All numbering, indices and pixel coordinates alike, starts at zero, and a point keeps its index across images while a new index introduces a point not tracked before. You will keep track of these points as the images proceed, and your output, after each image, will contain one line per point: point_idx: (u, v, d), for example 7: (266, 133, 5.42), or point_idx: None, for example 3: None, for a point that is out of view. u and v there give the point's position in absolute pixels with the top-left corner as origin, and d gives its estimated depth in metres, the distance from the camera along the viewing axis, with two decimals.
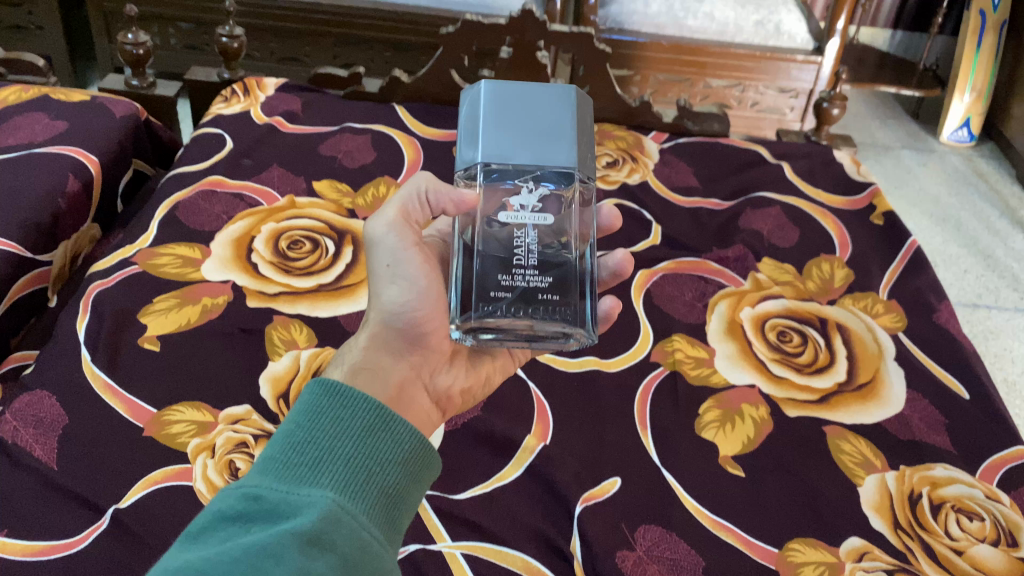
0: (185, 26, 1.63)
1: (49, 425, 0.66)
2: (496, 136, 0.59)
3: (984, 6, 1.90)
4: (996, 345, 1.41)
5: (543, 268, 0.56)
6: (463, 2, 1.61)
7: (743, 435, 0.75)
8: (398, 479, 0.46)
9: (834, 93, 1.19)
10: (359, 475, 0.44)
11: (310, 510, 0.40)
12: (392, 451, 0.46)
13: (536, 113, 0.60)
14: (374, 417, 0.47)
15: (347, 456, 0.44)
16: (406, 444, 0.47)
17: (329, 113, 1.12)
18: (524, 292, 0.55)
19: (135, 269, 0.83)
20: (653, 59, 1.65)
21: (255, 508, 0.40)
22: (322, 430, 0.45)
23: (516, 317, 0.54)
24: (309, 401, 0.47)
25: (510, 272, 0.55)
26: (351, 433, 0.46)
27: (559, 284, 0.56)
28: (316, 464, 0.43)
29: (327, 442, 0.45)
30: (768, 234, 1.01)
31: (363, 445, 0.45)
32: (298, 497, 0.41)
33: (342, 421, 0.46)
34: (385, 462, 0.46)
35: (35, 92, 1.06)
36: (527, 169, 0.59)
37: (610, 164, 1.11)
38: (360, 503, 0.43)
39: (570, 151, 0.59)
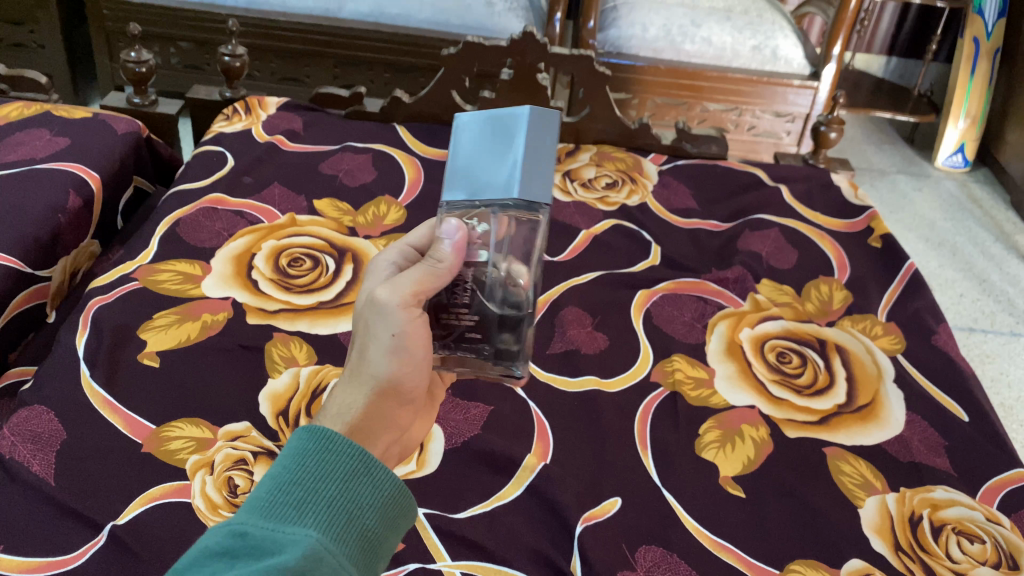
0: (186, 46, 1.64)
1: (47, 441, 0.66)
2: (465, 174, 0.58)
3: (978, 34, 1.91)
4: (993, 369, 1.41)
5: (480, 304, 0.58)
6: (463, 24, 1.63)
7: (743, 456, 0.75)
8: (379, 524, 0.44)
9: (832, 117, 1.21)
10: (340, 518, 0.43)
11: (291, 549, 0.39)
12: (378, 492, 0.45)
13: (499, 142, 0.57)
14: (358, 460, 0.45)
15: (329, 498, 0.43)
16: (388, 489, 0.46)
17: (330, 133, 1.12)
18: (460, 331, 0.58)
19: (135, 285, 0.82)
20: (651, 83, 1.66)
21: (239, 545, 0.39)
22: (308, 470, 0.44)
23: (450, 352, 0.59)
24: (295, 443, 0.46)
25: (449, 311, 0.58)
26: (334, 475, 0.44)
27: (496, 321, 0.58)
28: (299, 505, 0.42)
29: (311, 483, 0.43)
30: (767, 256, 1.02)
31: (345, 487, 0.44)
32: (280, 536, 0.40)
33: (327, 462, 0.45)
34: (367, 506, 0.44)
35: (36, 109, 1.06)
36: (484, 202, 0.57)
37: (609, 186, 1.12)
38: (341, 546, 0.42)
39: (525, 180, 0.56)
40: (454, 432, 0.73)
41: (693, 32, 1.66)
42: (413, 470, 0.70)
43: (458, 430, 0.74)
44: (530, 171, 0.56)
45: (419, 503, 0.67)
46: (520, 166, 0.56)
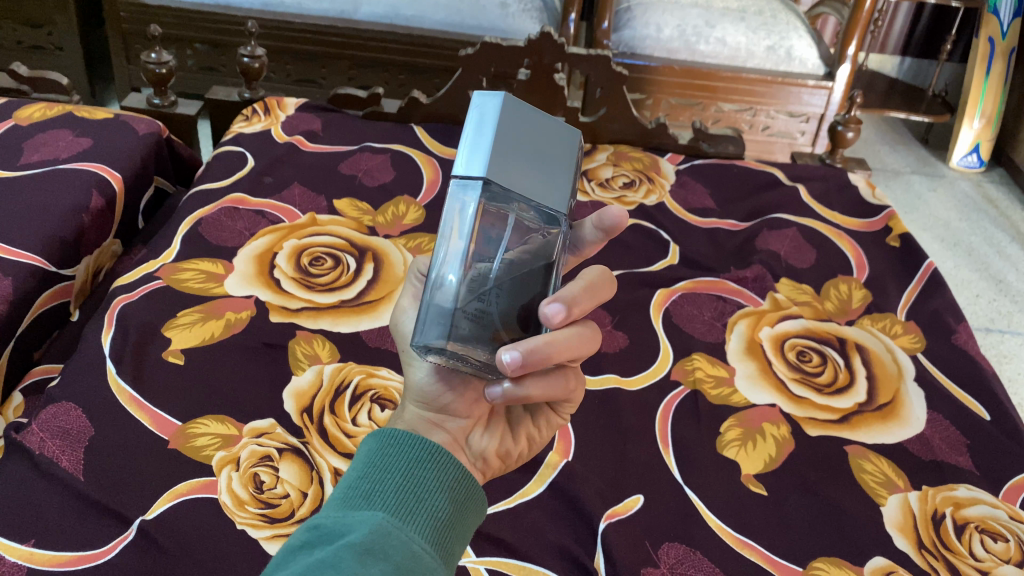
0: (203, 48, 1.66)
1: (75, 436, 0.66)
2: None
3: (993, 34, 1.91)
4: (1010, 369, 1.41)
5: None
6: (479, 25, 1.64)
7: (765, 454, 0.75)
8: (447, 506, 0.45)
9: (849, 116, 1.21)
10: (407, 501, 0.43)
11: (360, 527, 0.40)
12: (441, 477, 0.46)
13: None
14: (419, 452, 0.46)
15: (394, 485, 0.44)
16: (453, 474, 0.46)
17: (349, 133, 1.13)
18: None
19: (159, 283, 0.83)
20: (666, 83, 1.66)
21: (313, 534, 0.40)
22: (373, 465, 0.45)
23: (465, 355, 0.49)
24: (361, 448, 0.47)
25: None
26: (398, 465, 0.45)
27: None
28: (367, 494, 0.43)
29: (378, 474, 0.44)
30: (785, 255, 1.02)
31: (409, 475, 0.45)
32: (349, 518, 0.41)
33: (390, 456, 0.46)
34: (433, 490, 0.45)
35: (59, 110, 1.07)
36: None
37: (626, 185, 1.12)
38: (413, 524, 0.42)
39: None
40: None
41: (708, 32, 1.66)
42: None
43: None
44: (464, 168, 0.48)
45: None
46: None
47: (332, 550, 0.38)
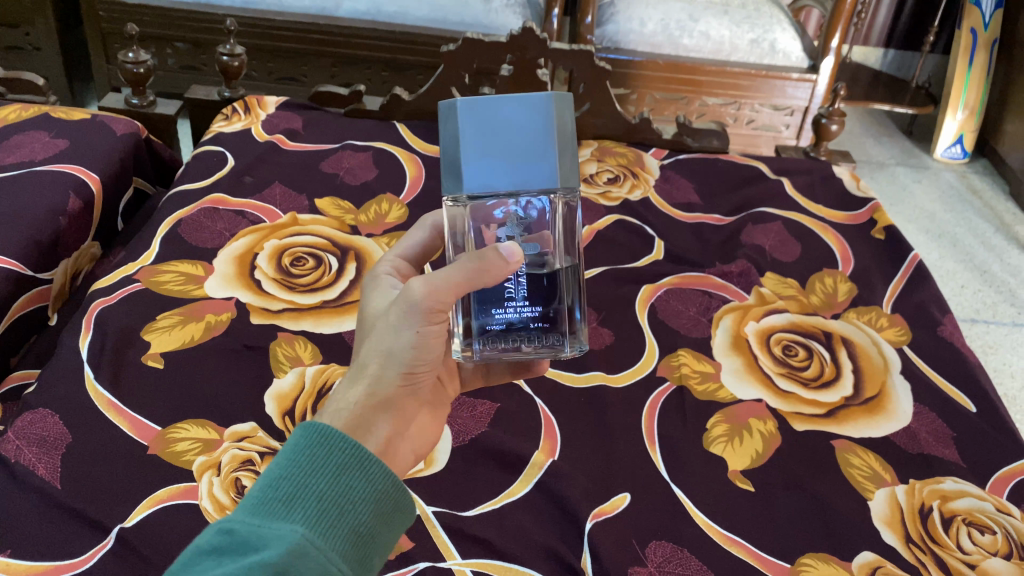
0: (183, 47, 1.64)
1: (52, 443, 0.65)
2: (483, 165, 0.54)
3: (975, 25, 1.92)
4: (996, 359, 1.41)
5: (531, 295, 0.57)
6: (461, 21, 1.63)
7: (751, 449, 0.75)
8: (371, 519, 0.44)
9: (833, 109, 1.20)
10: (330, 512, 0.42)
11: (277, 544, 0.40)
12: (367, 489, 0.44)
13: (507, 130, 0.54)
14: (348, 457, 0.45)
15: (318, 493, 0.43)
16: (380, 485, 0.45)
17: (330, 131, 1.12)
18: (516, 323, 0.57)
19: (137, 286, 0.82)
20: (649, 77, 1.66)
21: (226, 542, 0.40)
22: (298, 467, 0.43)
23: (518, 346, 0.58)
24: (291, 440, 0.45)
25: (502, 305, 0.57)
26: (325, 470, 0.44)
27: (548, 310, 0.58)
28: (288, 500, 0.42)
29: (303, 477, 0.43)
30: (770, 249, 1.01)
31: (336, 482, 0.44)
32: (268, 530, 0.40)
33: (319, 458, 0.44)
34: (359, 503, 0.44)
35: (35, 111, 1.05)
36: (495, 188, 0.54)
37: (611, 180, 1.12)
38: (332, 539, 0.42)
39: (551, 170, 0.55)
40: (461, 429, 0.73)
41: (691, 26, 1.66)
42: (423, 468, 0.69)
43: (465, 427, 0.73)
44: (563, 156, 0.55)
45: (427, 500, 0.67)
46: (550, 155, 0.55)
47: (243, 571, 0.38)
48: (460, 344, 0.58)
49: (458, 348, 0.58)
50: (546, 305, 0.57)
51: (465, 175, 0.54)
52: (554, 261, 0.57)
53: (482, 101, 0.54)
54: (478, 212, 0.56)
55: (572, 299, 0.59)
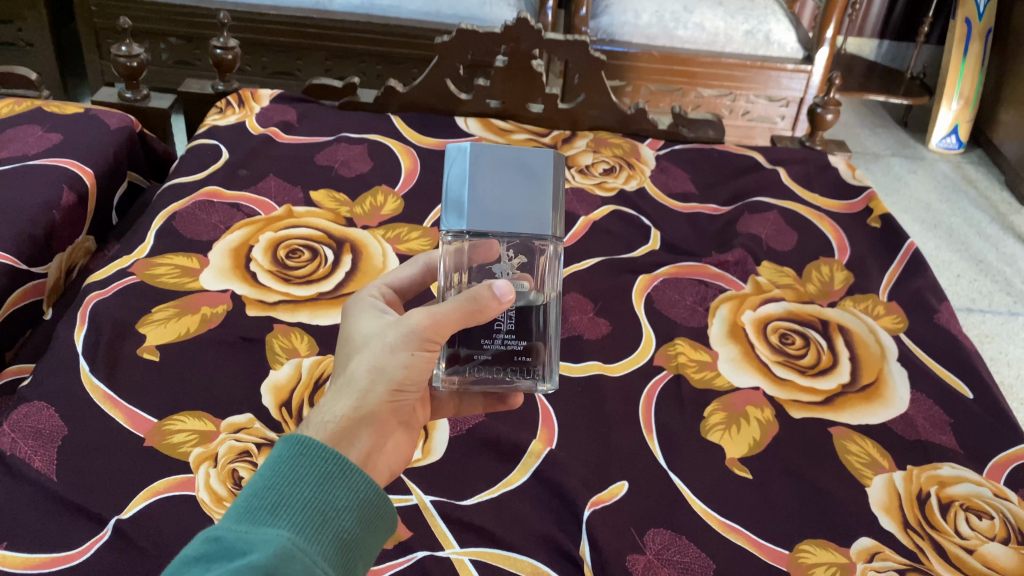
0: (176, 42, 1.64)
1: (48, 436, 0.65)
2: (481, 204, 0.54)
3: (969, 15, 1.93)
4: (992, 349, 1.41)
5: (518, 329, 0.57)
6: (456, 14, 1.63)
7: (749, 437, 0.75)
8: (356, 526, 0.43)
9: (828, 98, 1.20)
10: (316, 518, 0.42)
11: (263, 547, 0.39)
12: (352, 496, 0.44)
13: (511, 172, 0.54)
14: (333, 465, 0.44)
15: (304, 500, 0.42)
16: (364, 492, 0.44)
17: (325, 124, 1.12)
18: (500, 355, 0.57)
19: (132, 280, 0.82)
20: (644, 70, 1.65)
21: (213, 548, 0.39)
22: (282, 475, 0.43)
23: (501, 377, 0.58)
24: (275, 449, 0.45)
25: (490, 335, 0.56)
26: (309, 477, 0.43)
27: (532, 344, 0.57)
28: (273, 507, 0.41)
29: (288, 484, 0.43)
30: (766, 238, 1.01)
31: (321, 489, 0.43)
32: (254, 535, 0.40)
33: (305, 464, 0.44)
34: (344, 509, 0.43)
35: (27, 106, 1.05)
36: (489, 230, 0.54)
37: (607, 171, 1.11)
38: (318, 544, 0.41)
39: (544, 220, 0.55)
40: (458, 420, 0.73)
41: (686, 18, 1.66)
42: (421, 457, 0.69)
43: (462, 417, 0.73)
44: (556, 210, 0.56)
45: (425, 490, 0.67)
46: (544, 207, 0.55)
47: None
48: (442, 374, 0.57)
49: (440, 376, 0.57)
50: (531, 339, 0.57)
51: (466, 213, 0.54)
52: (539, 299, 0.58)
53: (486, 146, 0.55)
54: (474, 250, 0.56)
55: (551, 335, 0.59)
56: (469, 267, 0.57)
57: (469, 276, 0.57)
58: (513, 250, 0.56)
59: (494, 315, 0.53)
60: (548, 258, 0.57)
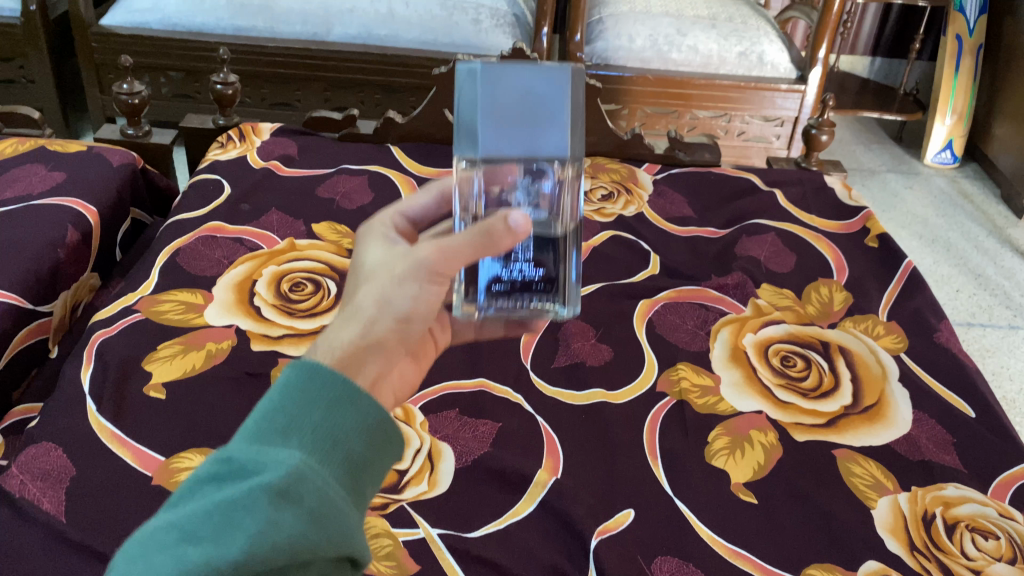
0: (175, 75, 1.66)
1: (57, 477, 0.65)
2: (495, 130, 0.54)
3: (960, 31, 1.95)
4: (993, 363, 1.42)
5: (537, 255, 0.58)
6: (452, 42, 1.64)
7: (753, 461, 0.75)
8: (367, 448, 0.43)
9: (823, 120, 1.21)
10: (327, 440, 0.42)
11: (276, 467, 0.39)
12: (362, 420, 0.43)
13: (525, 95, 0.54)
14: (345, 388, 0.44)
15: (314, 423, 0.42)
16: (375, 416, 0.44)
17: (325, 156, 1.13)
18: (520, 282, 0.58)
19: (137, 317, 0.82)
20: (640, 93, 1.67)
21: (224, 469, 0.40)
22: (293, 398, 0.42)
23: (521, 304, 0.59)
24: (285, 374, 0.44)
25: (508, 263, 0.58)
26: (320, 400, 0.42)
27: (552, 272, 0.59)
28: (283, 428, 0.41)
29: (299, 406, 0.42)
30: (765, 260, 1.02)
31: (331, 412, 0.42)
32: (265, 456, 0.40)
33: (315, 388, 0.43)
34: (355, 433, 0.43)
35: (30, 145, 1.06)
36: (505, 155, 0.54)
37: (605, 197, 1.12)
38: (330, 467, 0.41)
39: (563, 139, 0.54)
40: (464, 451, 0.73)
41: (679, 41, 1.67)
42: (427, 489, 0.69)
43: (467, 449, 0.73)
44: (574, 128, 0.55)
45: (431, 522, 0.67)
46: (562, 127, 0.54)
47: (243, 492, 0.38)
48: (460, 301, 0.58)
49: (458, 304, 0.58)
50: (547, 266, 0.58)
51: (481, 140, 0.54)
52: (560, 228, 0.58)
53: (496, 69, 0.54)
54: (488, 176, 0.55)
55: (573, 261, 0.60)
56: (484, 195, 0.56)
57: (485, 204, 0.56)
58: (529, 176, 0.55)
59: (507, 247, 0.51)
60: (566, 183, 0.56)
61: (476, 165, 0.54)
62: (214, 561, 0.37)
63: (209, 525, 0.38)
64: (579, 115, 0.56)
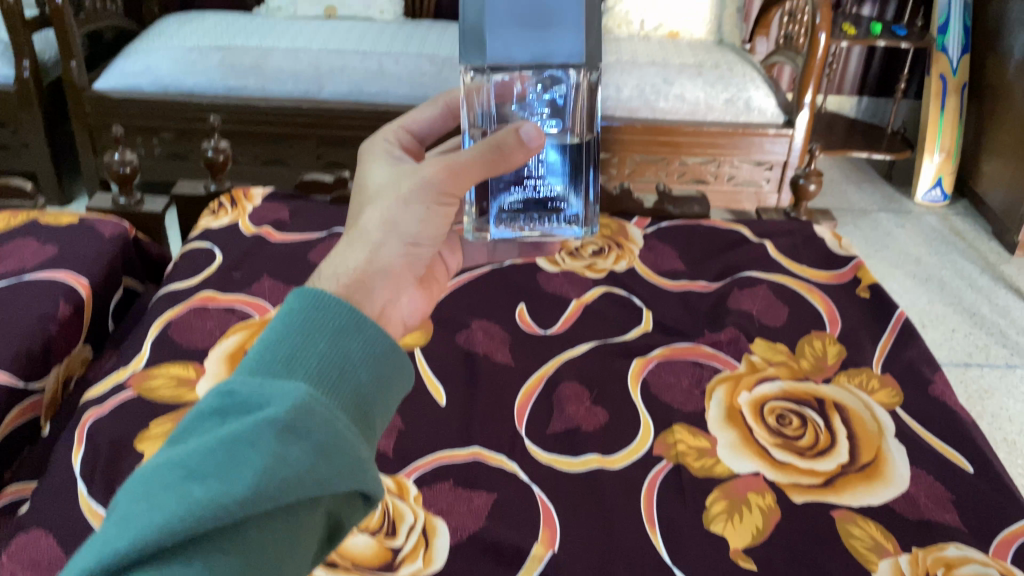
0: (168, 136, 1.67)
1: (46, 566, 0.64)
2: (503, 37, 0.56)
3: (943, 71, 1.98)
4: (993, 404, 1.41)
5: (550, 176, 0.63)
6: (442, 98, 1.66)
7: (752, 526, 0.74)
8: (367, 382, 0.46)
9: (809, 170, 1.22)
10: (331, 372, 0.45)
11: (283, 398, 0.42)
12: (364, 354, 0.47)
13: (533, 2, 0.55)
14: (348, 321, 0.47)
15: (319, 355, 0.45)
16: (375, 350, 0.47)
17: (317, 220, 1.14)
18: (534, 201, 0.63)
19: (129, 394, 0.82)
20: (629, 141, 1.71)
21: (230, 402, 0.42)
22: (295, 332, 0.45)
23: (537, 220, 0.64)
24: (286, 306, 0.47)
25: (521, 183, 0.63)
26: (322, 333, 0.46)
27: (566, 187, 0.63)
28: (287, 361, 0.44)
29: (303, 340, 0.45)
30: (757, 314, 1.02)
31: (335, 345, 0.46)
32: (271, 389, 0.42)
33: (317, 322, 0.46)
34: (356, 364, 0.46)
35: (23, 218, 1.07)
36: (515, 62, 0.56)
37: (596, 253, 1.13)
38: (334, 398, 0.44)
39: (575, 44, 0.56)
40: (459, 526, 0.72)
41: (666, 89, 1.69)
42: (422, 566, 0.68)
43: (462, 523, 0.73)
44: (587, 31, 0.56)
45: None
46: (574, 32, 0.56)
47: (251, 424, 0.40)
48: (475, 224, 0.65)
49: (472, 226, 0.65)
50: (560, 183, 0.63)
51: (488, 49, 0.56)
52: (574, 141, 0.62)
53: None
54: (499, 89, 0.59)
55: (588, 175, 0.64)
56: (494, 112, 0.60)
57: (494, 121, 0.60)
58: (540, 86, 0.59)
59: (519, 161, 0.56)
60: (581, 93, 0.59)
61: (486, 75, 0.58)
62: (224, 495, 0.38)
63: (212, 461, 0.39)
64: (596, 17, 0.56)
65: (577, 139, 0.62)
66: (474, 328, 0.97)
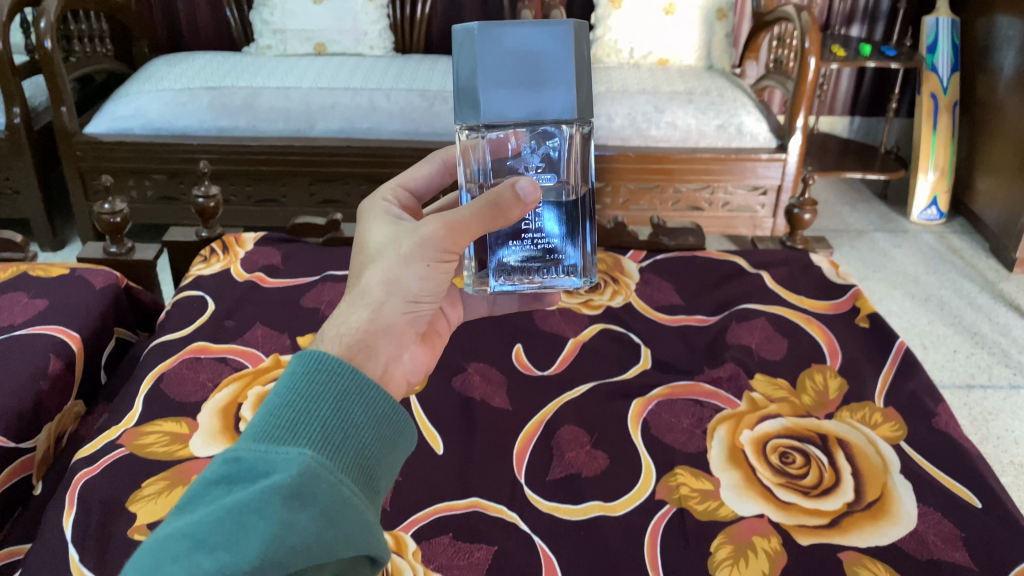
0: (160, 178, 1.67)
1: None
2: (496, 96, 0.55)
3: (934, 90, 1.99)
4: (998, 427, 1.39)
5: (547, 228, 0.61)
6: (434, 131, 1.66)
7: (758, 570, 0.72)
8: (373, 441, 0.46)
9: (803, 199, 1.22)
10: (335, 436, 0.44)
11: (287, 467, 0.42)
12: (369, 414, 0.46)
13: (524, 60, 0.55)
14: (352, 381, 0.47)
15: (323, 419, 0.44)
16: (380, 408, 0.47)
17: (310, 264, 1.13)
18: (532, 253, 0.62)
19: (121, 452, 0.81)
20: (622, 170, 1.70)
21: (235, 469, 0.42)
22: (299, 394, 0.45)
23: (536, 273, 0.63)
24: (289, 367, 0.46)
25: (519, 236, 0.61)
26: (327, 396, 0.45)
27: (564, 239, 0.62)
28: (292, 425, 0.43)
29: (307, 404, 0.44)
30: (756, 348, 1.01)
31: (339, 407, 0.45)
32: (275, 456, 0.42)
33: (321, 382, 0.46)
34: (361, 424, 0.46)
35: (13, 271, 1.06)
36: (509, 119, 0.56)
37: (592, 288, 1.12)
38: (339, 461, 0.44)
39: (569, 99, 0.56)
40: None
41: (658, 117, 1.69)
42: None
43: None
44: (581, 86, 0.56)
45: None
46: (567, 87, 0.56)
47: (257, 496, 0.40)
48: (474, 279, 0.63)
49: (471, 281, 0.63)
50: (557, 235, 0.61)
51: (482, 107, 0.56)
52: (570, 193, 0.61)
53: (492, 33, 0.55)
54: (494, 145, 0.58)
55: (585, 225, 0.62)
56: (491, 167, 0.59)
57: (492, 175, 0.60)
58: (534, 140, 0.58)
59: (517, 217, 0.55)
60: (575, 146, 0.58)
61: (481, 133, 0.57)
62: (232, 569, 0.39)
63: (221, 532, 0.39)
64: (587, 69, 0.56)
65: (574, 191, 0.61)
66: (470, 371, 0.96)
